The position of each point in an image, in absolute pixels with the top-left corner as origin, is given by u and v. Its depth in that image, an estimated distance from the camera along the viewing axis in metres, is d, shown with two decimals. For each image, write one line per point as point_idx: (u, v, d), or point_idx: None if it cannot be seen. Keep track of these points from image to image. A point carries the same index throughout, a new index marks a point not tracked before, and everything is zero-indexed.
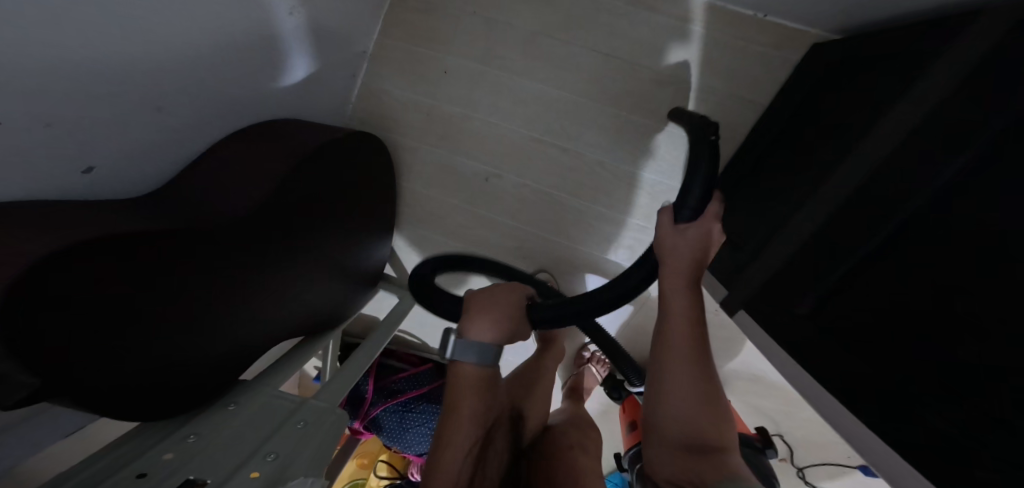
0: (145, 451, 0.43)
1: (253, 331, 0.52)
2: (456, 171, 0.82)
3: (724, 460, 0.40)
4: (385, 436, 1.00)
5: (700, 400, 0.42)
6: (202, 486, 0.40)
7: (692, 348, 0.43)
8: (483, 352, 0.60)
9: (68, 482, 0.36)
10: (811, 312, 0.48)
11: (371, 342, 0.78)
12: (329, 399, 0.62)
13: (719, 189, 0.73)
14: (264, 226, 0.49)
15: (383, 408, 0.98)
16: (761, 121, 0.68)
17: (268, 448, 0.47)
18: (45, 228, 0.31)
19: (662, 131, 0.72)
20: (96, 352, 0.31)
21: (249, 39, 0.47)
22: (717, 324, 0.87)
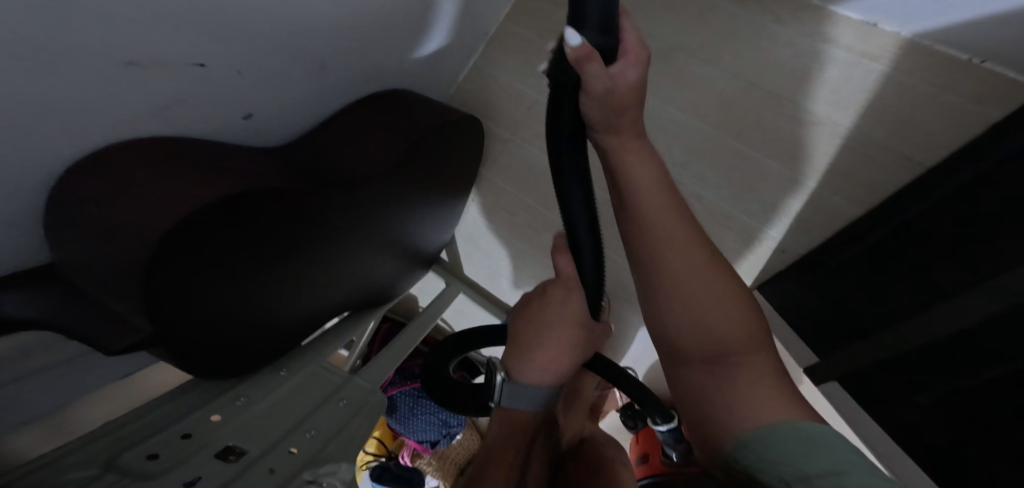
0: (195, 409, 0.44)
1: (345, 281, 0.62)
2: (541, 171, 0.79)
3: (738, 362, 0.34)
4: (394, 419, 0.93)
5: (696, 286, 0.38)
6: (242, 455, 0.41)
7: (671, 231, 0.40)
8: (532, 395, 0.57)
9: (102, 440, 0.37)
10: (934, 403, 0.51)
11: (413, 327, 0.75)
12: (370, 380, 0.60)
13: (810, 256, 0.69)
14: (378, 181, 0.56)
15: (400, 390, 0.91)
16: (912, 184, 0.59)
17: (308, 424, 0.47)
18: (205, 174, 0.39)
19: (789, 180, 0.67)
20: (206, 301, 0.40)
21: (401, 9, 0.55)
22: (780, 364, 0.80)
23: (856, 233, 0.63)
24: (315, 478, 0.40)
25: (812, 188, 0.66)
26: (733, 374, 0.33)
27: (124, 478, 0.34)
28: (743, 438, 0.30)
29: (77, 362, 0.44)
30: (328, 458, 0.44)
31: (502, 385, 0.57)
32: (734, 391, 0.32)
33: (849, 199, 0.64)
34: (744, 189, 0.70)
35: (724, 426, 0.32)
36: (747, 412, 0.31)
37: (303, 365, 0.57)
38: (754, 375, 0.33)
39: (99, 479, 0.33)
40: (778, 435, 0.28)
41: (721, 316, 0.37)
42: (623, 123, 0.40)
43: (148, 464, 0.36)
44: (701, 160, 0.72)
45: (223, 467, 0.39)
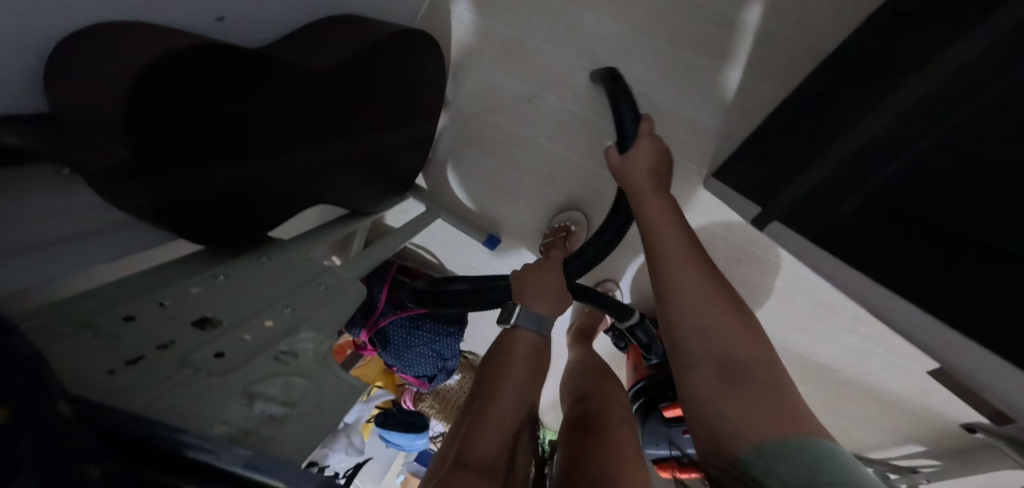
0: (175, 280, 0.46)
1: (330, 184, 0.63)
2: (503, 91, 0.85)
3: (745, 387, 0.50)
4: (388, 354, 0.94)
5: (711, 329, 0.55)
6: (218, 325, 0.44)
7: (702, 291, 0.57)
8: (540, 321, 0.67)
9: (86, 301, 0.38)
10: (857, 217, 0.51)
11: (393, 239, 0.76)
12: (353, 272, 0.63)
13: (744, 141, 0.76)
14: (359, 78, 0.58)
15: (391, 321, 0.91)
16: (822, 65, 0.67)
17: (286, 301, 0.51)
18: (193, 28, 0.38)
19: (721, 74, 0.74)
20: (184, 155, 0.38)
21: None
22: (736, 245, 0.91)
23: (795, 102, 0.70)
24: (289, 348, 0.46)
25: (737, 81, 0.74)
26: (744, 395, 0.50)
27: (102, 337, 0.36)
28: (751, 451, 0.45)
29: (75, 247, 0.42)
30: (300, 331, 0.49)
31: (520, 309, 0.68)
32: (737, 417, 0.49)
33: (770, 84, 0.73)
34: (685, 88, 0.77)
35: (739, 439, 0.47)
36: (760, 432, 0.46)
37: (283, 253, 0.58)
38: (763, 399, 0.48)
39: (78, 335, 0.35)
40: (779, 454, 0.42)
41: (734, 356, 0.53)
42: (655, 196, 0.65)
43: (126, 324, 0.39)
44: (644, 64, 0.77)
45: (199, 333, 0.43)
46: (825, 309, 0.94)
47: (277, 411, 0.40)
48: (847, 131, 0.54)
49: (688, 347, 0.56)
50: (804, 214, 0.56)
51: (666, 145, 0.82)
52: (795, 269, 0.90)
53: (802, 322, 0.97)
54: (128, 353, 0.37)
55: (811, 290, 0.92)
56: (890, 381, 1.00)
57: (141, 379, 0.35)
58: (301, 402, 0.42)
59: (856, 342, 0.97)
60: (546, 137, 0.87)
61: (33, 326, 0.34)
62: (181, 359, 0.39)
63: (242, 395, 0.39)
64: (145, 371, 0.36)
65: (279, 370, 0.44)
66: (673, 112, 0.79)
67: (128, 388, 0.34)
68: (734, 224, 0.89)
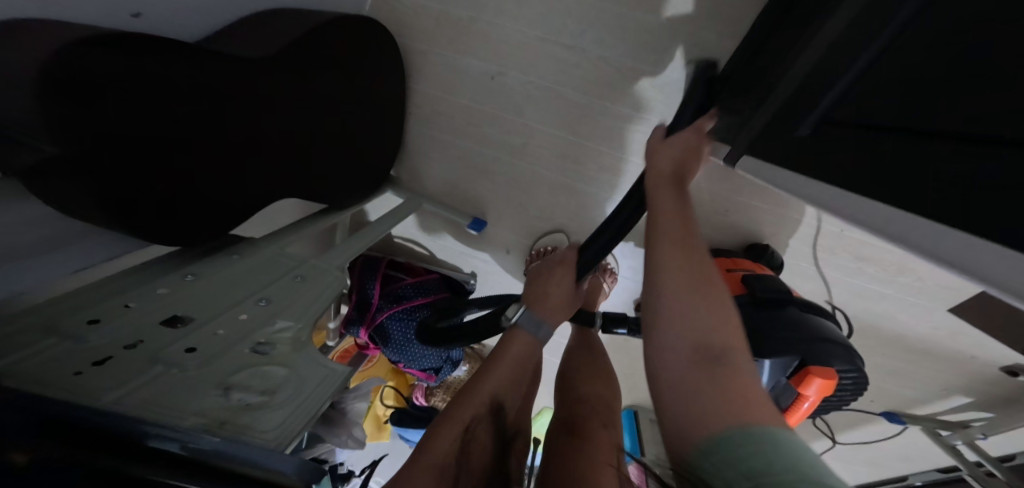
0: (144, 282, 0.46)
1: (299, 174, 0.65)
2: (463, 72, 0.86)
3: (726, 363, 0.42)
4: (391, 349, 0.99)
5: (695, 304, 0.46)
6: (189, 321, 0.45)
7: (687, 259, 0.50)
8: (537, 324, 0.69)
9: (51, 303, 0.39)
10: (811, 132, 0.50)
11: (373, 227, 0.78)
12: (333, 260, 0.64)
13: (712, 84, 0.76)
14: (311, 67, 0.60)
15: (388, 315, 0.97)
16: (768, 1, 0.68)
17: (261, 294, 0.52)
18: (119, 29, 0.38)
19: (667, 26, 0.74)
20: (116, 154, 0.38)
21: None
22: (722, 200, 0.89)
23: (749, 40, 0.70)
24: (267, 340, 0.46)
25: (688, 31, 0.73)
26: (723, 373, 0.42)
27: (69, 340, 0.36)
28: (714, 440, 0.37)
29: (40, 266, 0.43)
30: (279, 319, 0.49)
31: (522, 309, 0.70)
32: (703, 398, 0.41)
33: (721, 34, 0.73)
34: (638, 45, 0.77)
35: (698, 421, 0.40)
36: (728, 411, 0.39)
37: (254, 250, 0.59)
38: (742, 380, 0.41)
39: (43, 339, 0.35)
40: (729, 448, 0.36)
41: (723, 333, 0.45)
42: (686, 158, 0.60)
43: (92, 326, 0.39)
44: (597, 26, 0.77)
45: (170, 331, 0.43)
46: (826, 253, 0.90)
47: (255, 400, 0.39)
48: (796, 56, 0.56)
49: (656, 321, 0.48)
50: (768, 141, 0.58)
51: (629, 103, 0.82)
52: (785, 214, 0.87)
53: (804, 269, 0.94)
54: (96, 354, 0.37)
55: (807, 234, 0.88)
56: (914, 324, 0.95)
57: (109, 377, 0.35)
58: (280, 390, 0.41)
59: (870, 284, 0.92)
60: (512, 111, 0.88)
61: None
62: (152, 355, 0.39)
63: (216, 388, 0.39)
64: (113, 368, 0.36)
65: (255, 360, 0.43)
66: (631, 69, 0.79)
67: (93, 385, 0.33)
68: (716, 175, 0.86)
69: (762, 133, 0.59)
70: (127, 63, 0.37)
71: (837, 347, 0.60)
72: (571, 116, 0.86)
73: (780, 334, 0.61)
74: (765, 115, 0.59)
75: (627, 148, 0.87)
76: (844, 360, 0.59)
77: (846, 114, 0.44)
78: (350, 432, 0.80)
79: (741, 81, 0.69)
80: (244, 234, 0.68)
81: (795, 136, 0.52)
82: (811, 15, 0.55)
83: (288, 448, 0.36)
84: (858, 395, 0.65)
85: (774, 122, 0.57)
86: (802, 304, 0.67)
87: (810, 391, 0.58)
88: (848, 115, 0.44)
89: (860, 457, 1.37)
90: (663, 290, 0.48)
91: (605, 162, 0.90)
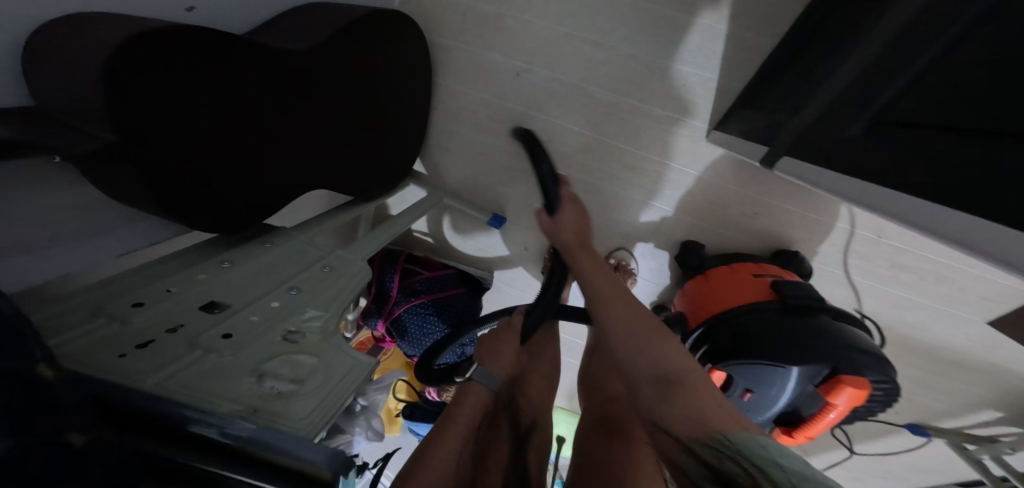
0: (183, 268, 0.47)
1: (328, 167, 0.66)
2: (490, 68, 0.86)
3: (695, 391, 0.45)
4: (407, 343, 1.00)
5: (649, 351, 0.50)
6: (225, 306, 0.46)
7: (628, 310, 0.54)
8: (489, 377, 0.69)
9: (96, 284, 0.40)
10: (858, 133, 0.49)
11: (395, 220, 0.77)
12: (358, 252, 0.64)
13: (747, 83, 0.73)
14: (345, 61, 0.61)
15: (406, 308, 0.97)
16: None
17: (291, 283, 0.52)
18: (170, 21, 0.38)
19: (697, 25, 0.74)
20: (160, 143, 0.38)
21: None
22: (751, 203, 0.87)
23: (789, 39, 0.68)
24: (297, 328, 0.47)
25: (722, 30, 0.73)
26: (699, 403, 0.43)
27: (114, 322, 0.37)
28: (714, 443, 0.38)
29: (87, 251, 0.44)
30: (310, 307, 0.50)
31: (473, 367, 0.71)
32: (685, 427, 0.41)
33: (755, 35, 0.73)
34: (669, 43, 0.76)
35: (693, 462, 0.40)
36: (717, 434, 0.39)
37: (285, 240, 0.59)
38: (716, 405, 0.43)
39: (90, 321, 0.36)
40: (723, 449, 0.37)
41: (683, 368, 0.47)
42: (575, 221, 0.66)
43: (135, 309, 0.40)
44: (625, 24, 0.76)
45: (208, 316, 0.43)
46: (860, 260, 0.87)
47: (286, 388, 0.40)
48: (843, 53, 0.54)
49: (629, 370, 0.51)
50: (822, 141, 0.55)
51: (659, 102, 0.81)
52: (817, 218, 0.85)
53: (835, 276, 0.90)
54: (139, 336, 0.38)
55: (839, 240, 0.86)
56: (948, 335, 0.91)
57: (152, 360, 0.36)
58: (310, 379, 0.42)
59: (905, 293, 0.89)
60: (537, 109, 0.88)
61: (50, 314, 0.35)
62: (191, 339, 0.40)
63: (251, 375, 0.39)
64: (157, 351, 0.37)
65: (287, 348, 0.44)
66: (660, 67, 0.78)
67: (138, 368, 0.34)
68: (746, 176, 0.84)
69: (810, 132, 0.57)
70: (175, 57, 0.37)
71: (869, 358, 0.58)
72: (598, 114, 0.85)
73: (811, 341, 0.59)
74: (805, 115, 0.57)
75: (653, 147, 0.85)
76: (877, 370, 0.57)
77: (904, 114, 0.42)
78: (367, 422, 0.84)
79: (784, 81, 0.67)
80: (272, 223, 0.69)
81: (845, 136, 0.50)
82: (861, 11, 0.53)
83: (317, 437, 0.36)
84: (888, 407, 0.62)
85: (819, 122, 0.55)
86: (831, 310, 0.64)
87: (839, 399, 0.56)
88: (906, 116, 0.42)
89: (880, 471, 1.33)
90: (620, 340, 0.52)
91: (631, 161, 0.88)
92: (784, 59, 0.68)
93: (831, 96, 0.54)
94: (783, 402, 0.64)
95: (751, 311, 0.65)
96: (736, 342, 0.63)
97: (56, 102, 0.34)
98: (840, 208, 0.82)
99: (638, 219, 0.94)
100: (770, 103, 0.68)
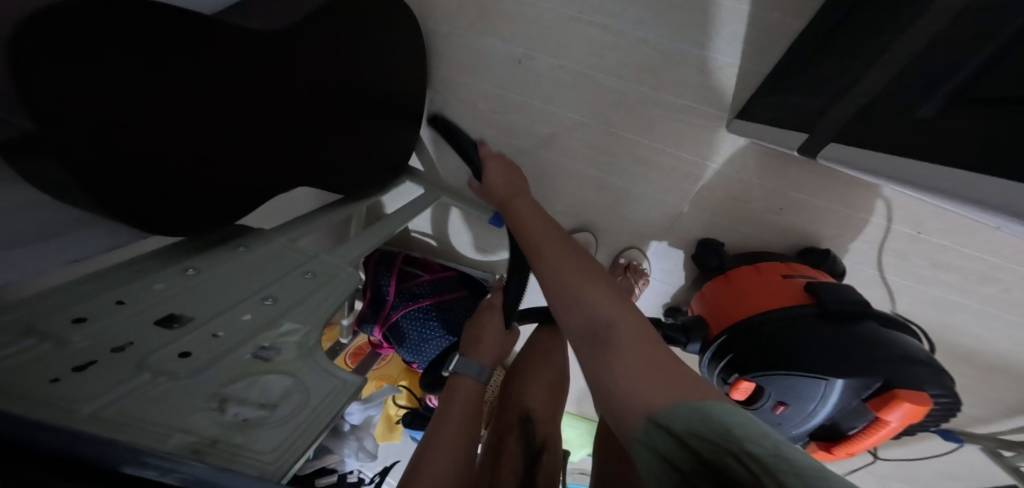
0: (142, 276, 0.42)
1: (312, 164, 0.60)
2: (489, 56, 0.80)
3: (618, 339, 0.41)
4: (405, 349, 0.94)
5: (580, 301, 0.47)
6: (188, 320, 0.40)
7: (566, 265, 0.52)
8: (477, 369, 0.65)
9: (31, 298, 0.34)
10: (918, 113, 0.42)
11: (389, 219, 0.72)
12: (346, 256, 0.58)
13: (774, 65, 0.66)
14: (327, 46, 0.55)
15: (403, 313, 0.92)
16: None
17: (268, 292, 0.47)
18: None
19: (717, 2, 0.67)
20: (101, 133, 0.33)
21: None
22: (775, 198, 0.79)
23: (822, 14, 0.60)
24: (271, 343, 0.41)
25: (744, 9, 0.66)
26: (621, 348, 0.40)
27: (47, 342, 0.32)
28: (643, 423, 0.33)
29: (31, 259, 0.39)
30: (287, 319, 0.44)
31: (458, 359, 0.67)
32: (616, 380, 0.38)
33: (783, 14, 0.66)
34: (685, 24, 0.69)
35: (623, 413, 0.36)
36: (643, 390, 0.35)
37: (264, 243, 0.54)
38: (644, 352, 0.39)
39: (17, 341, 0.31)
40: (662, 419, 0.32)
41: (612, 313, 0.44)
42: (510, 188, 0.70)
43: (76, 325, 0.34)
44: (637, 5, 0.70)
45: (166, 332, 0.38)
46: (897, 258, 0.79)
47: (253, 416, 0.34)
48: (893, 23, 0.47)
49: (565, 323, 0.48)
50: (872, 126, 0.48)
51: (674, 89, 0.74)
52: (849, 213, 0.78)
53: (867, 275, 0.83)
54: (77, 359, 0.32)
55: (872, 236, 0.78)
56: (993, 339, 0.84)
57: (88, 387, 0.30)
58: (283, 403, 0.36)
59: (946, 294, 0.81)
60: (540, 99, 0.81)
61: None
62: (140, 360, 0.34)
63: (211, 401, 0.33)
64: (95, 376, 0.31)
65: (256, 368, 0.38)
66: (675, 50, 0.71)
67: (66, 398, 0.28)
68: (770, 168, 0.77)
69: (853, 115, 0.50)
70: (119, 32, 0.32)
71: (925, 370, 0.51)
72: (607, 103, 0.78)
73: (857, 352, 0.52)
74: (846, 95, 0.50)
75: (668, 138, 0.78)
76: (936, 384, 0.50)
77: (985, 89, 0.35)
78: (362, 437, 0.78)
79: (819, 62, 0.59)
80: (254, 223, 0.64)
81: (901, 117, 0.43)
82: None
83: (282, 477, 0.30)
84: (943, 424, 0.55)
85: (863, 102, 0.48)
86: (876, 315, 0.57)
87: (892, 416, 0.50)
88: (985, 90, 0.35)
89: (908, 480, 1.26)
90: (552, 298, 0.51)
91: (643, 154, 0.81)
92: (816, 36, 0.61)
93: None
94: (822, 417, 0.58)
95: (783, 317, 0.59)
96: (771, 351, 0.56)
97: None
98: (877, 201, 0.75)
99: (651, 216, 0.88)
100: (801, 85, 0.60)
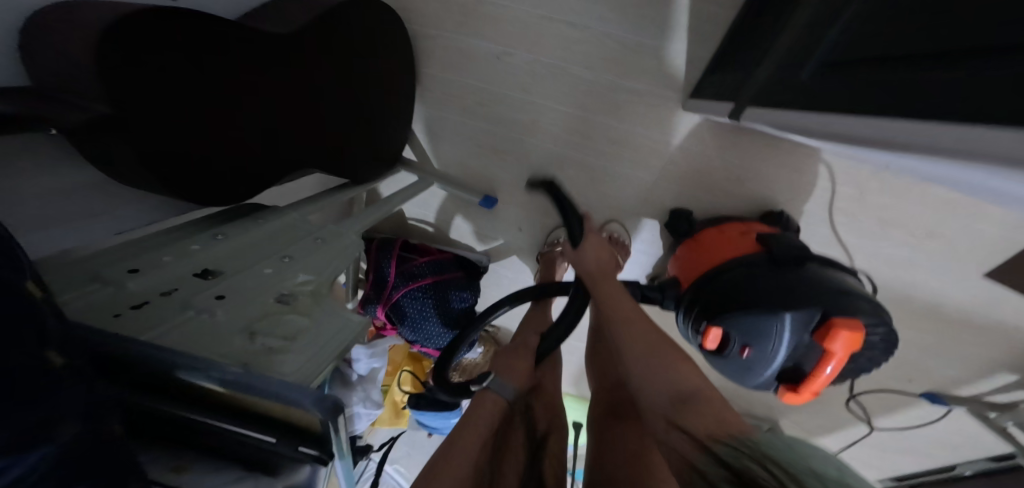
0: (178, 241, 0.49)
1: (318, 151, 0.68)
2: (472, 54, 0.88)
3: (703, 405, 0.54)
4: (407, 327, 1.01)
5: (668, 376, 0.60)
6: (218, 274, 0.47)
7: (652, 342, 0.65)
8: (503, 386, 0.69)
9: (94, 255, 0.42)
10: (826, 73, 0.49)
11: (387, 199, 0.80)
12: (349, 227, 0.66)
13: (722, 47, 0.75)
14: (327, 47, 0.63)
15: (404, 292, 0.99)
16: None
17: (284, 253, 0.54)
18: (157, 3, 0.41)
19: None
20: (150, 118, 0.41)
21: None
22: (735, 168, 0.87)
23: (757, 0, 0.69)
24: (290, 291, 0.48)
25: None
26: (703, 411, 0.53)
27: (109, 287, 0.39)
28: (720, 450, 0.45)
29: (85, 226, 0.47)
30: (302, 272, 0.51)
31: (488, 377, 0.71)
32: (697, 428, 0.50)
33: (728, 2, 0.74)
34: (644, 16, 0.77)
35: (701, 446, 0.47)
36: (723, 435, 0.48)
37: (278, 216, 0.61)
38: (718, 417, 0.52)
39: (86, 285, 0.38)
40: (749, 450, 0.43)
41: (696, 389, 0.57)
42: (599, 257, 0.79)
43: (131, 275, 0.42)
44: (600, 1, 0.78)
45: (201, 281, 0.45)
46: (849, 217, 0.86)
47: (277, 345, 0.41)
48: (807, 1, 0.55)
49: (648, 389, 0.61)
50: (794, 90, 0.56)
51: (638, 75, 0.82)
52: (803, 179, 0.85)
53: (825, 235, 0.90)
54: (134, 299, 0.40)
55: (825, 198, 0.86)
56: (949, 291, 0.90)
57: (144, 320, 0.37)
58: (301, 336, 0.43)
59: (900, 249, 0.88)
60: (519, 91, 0.89)
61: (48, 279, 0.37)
62: (184, 301, 0.41)
63: (243, 332, 0.40)
64: (149, 311, 0.38)
65: (279, 309, 0.45)
66: (636, 39, 0.79)
67: (132, 327, 0.36)
68: (728, 140, 0.84)
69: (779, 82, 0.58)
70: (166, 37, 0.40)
71: (862, 301, 0.58)
72: (579, 91, 0.86)
73: (802, 287, 0.60)
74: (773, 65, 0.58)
75: (636, 119, 0.86)
76: (873, 315, 0.57)
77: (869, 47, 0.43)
78: (367, 393, 0.84)
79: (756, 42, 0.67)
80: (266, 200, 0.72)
81: (814, 77, 0.51)
82: None
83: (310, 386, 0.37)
84: (888, 356, 0.62)
85: (785, 70, 0.56)
86: (820, 258, 0.65)
87: (836, 346, 0.55)
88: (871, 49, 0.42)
89: (898, 445, 1.29)
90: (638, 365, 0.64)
91: (616, 136, 0.89)
92: (754, 19, 0.69)
93: (799, 43, 0.54)
94: (782, 359, 0.62)
95: (742, 265, 0.67)
96: (730, 295, 0.64)
97: (50, 82, 0.37)
98: (824, 166, 0.83)
99: (626, 192, 0.95)
100: (739, 63, 0.68)
